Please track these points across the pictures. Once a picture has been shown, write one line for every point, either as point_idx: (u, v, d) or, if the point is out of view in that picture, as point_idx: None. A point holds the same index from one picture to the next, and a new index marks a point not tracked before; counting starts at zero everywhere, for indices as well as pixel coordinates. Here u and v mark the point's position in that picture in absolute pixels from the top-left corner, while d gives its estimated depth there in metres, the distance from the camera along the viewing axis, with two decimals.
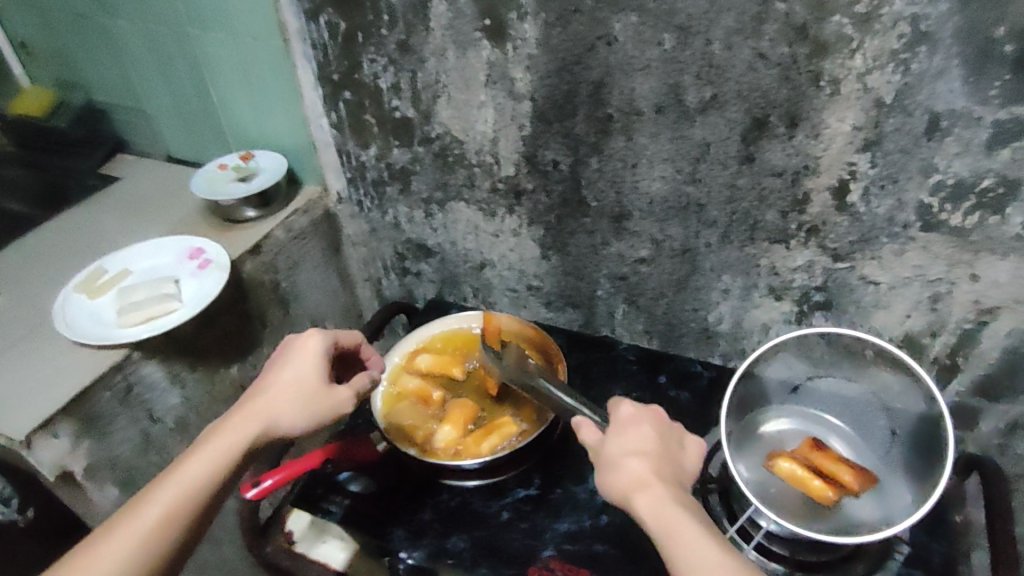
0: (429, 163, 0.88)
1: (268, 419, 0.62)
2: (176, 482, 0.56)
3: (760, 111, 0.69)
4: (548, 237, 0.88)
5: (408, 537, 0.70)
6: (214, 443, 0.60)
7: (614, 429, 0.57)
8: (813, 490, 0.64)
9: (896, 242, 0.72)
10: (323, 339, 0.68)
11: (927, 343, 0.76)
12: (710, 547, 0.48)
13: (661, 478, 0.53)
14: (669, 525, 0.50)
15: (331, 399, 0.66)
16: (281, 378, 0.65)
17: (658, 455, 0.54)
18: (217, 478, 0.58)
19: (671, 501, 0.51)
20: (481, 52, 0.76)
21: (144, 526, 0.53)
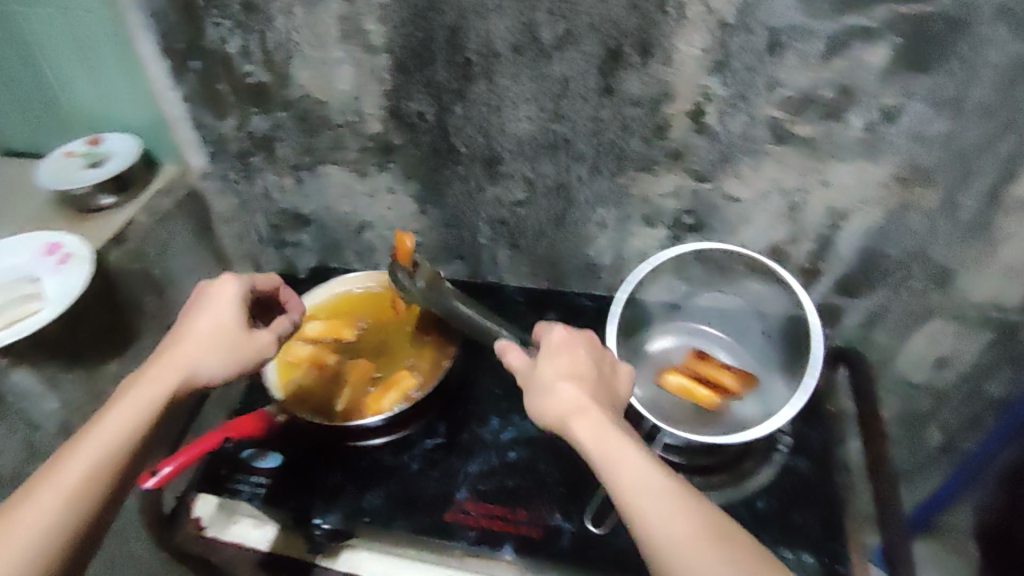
0: (292, 127, 0.85)
1: (188, 368, 0.58)
2: (95, 440, 0.52)
3: (614, 42, 0.69)
4: (424, 189, 0.89)
5: (325, 502, 0.67)
6: (131, 398, 0.55)
7: (545, 359, 0.55)
8: (697, 395, 0.71)
9: (754, 158, 0.74)
10: (240, 284, 0.64)
11: (791, 251, 0.81)
12: (654, 479, 0.46)
13: (598, 403, 0.51)
14: (611, 453, 0.47)
15: (254, 343, 0.62)
16: (196, 326, 0.61)
17: (591, 380, 0.53)
18: (141, 431, 0.54)
19: (608, 427, 0.49)
20: (331, 7, 0.72)
21: (66, 486, 0.49)
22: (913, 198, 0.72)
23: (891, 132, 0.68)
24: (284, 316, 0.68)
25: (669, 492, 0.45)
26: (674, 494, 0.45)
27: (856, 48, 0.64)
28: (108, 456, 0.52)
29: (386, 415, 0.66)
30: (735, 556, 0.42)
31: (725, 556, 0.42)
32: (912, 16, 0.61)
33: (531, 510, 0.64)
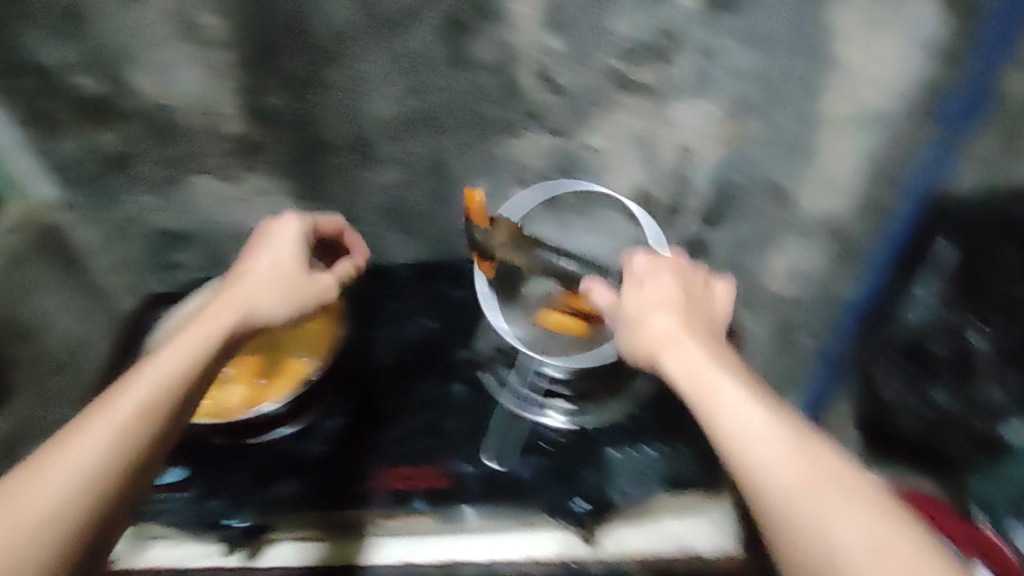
0: (145, 139, 0.81)
1: (247, 305, 0.56)
2: (155, 369, 0.49)
3: (453, 12, 0.72)
4: (303, 186, 0.87)
5: (230, 502, 0.66)
6: (192, 332, 0.53)
7: (646, 291, 0.58)
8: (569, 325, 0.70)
9: (604, 109, 0.80)
10: (299, 226, 0.64)
11: (654, 191, 0.88)
12: (738, 386, 0.48)
13: (686, 327, 0.54)
14: (700, 363, 0.50)
15: (314, 285, 0.61)
16: (261, 267, 0.60)
17: (681, 308, 0.56)
18: (200, 364, 0.51)
19: (695, 344, 0.52)
20: (156, 4, 0.70)
21: (121, 417, 0.45)
22: (744, 130, 0.80)
23: (717, 69, 0.75)
24: (347, 260, 0.68)
25: (759, 395, 0.47)
26: (763, 398, 0.47)
27: None
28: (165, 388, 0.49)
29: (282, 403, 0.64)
30: (819, 452, 0.43)
31: (810, 452, 0.43)
32: None
33: (438, 465, 0.68)
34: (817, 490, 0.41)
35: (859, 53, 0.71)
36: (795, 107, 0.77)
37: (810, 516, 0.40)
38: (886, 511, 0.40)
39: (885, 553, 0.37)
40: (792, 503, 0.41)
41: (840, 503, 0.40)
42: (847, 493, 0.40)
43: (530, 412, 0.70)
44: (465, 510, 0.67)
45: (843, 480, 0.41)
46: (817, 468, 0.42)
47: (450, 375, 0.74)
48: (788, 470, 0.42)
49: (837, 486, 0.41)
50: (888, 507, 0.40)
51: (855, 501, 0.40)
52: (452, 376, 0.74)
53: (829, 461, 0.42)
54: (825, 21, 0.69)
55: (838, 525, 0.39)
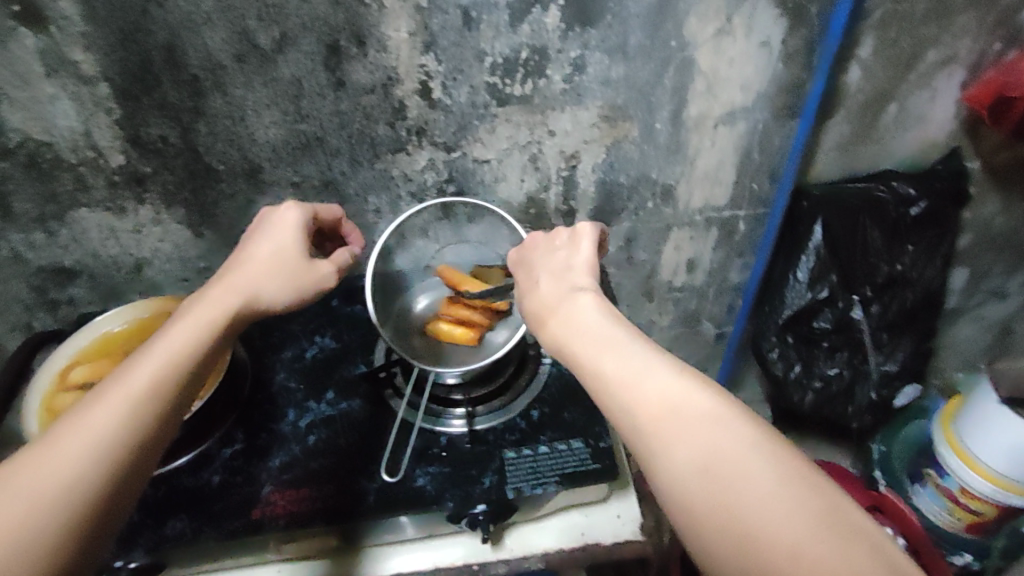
0: (23, 177, 0.79)
1: (247, 291, 0.58)
2: (163, 350, 0.50)
3: (330, 39, 0.75)
4: (193, 214, 0.86)
5: (120, 545, 0.64)
6: (196, 315, 0.54)
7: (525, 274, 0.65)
8: (456, 338, 0.72)
9: (486, 121, 0.84)
10: (300, 213, 0.66)
11: (545, 198, 0.92)
12: (605, 339, 0.53)
13: (565, 290, 0.60)
14: (571, 328, 0.56)
15: (315, 273, 0.63)
16: (260, 254, 0.62)
17: (553, 276, 0.62)
18: (206, 344, 0.52)
19: (572, 303, 0.58)
20: (26, 42, 0.70)
21: (133, 393, 0.47)
22: (621, 135, 0.86)
23: (586, 80, 0.81)
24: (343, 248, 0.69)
25: (620, 343, 0.53)
26: (627, 345, 0.52)
27: (533, 12, 0.75)
28: (172, 367, 0.50)
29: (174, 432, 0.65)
30: (671, 382, 0.48)
31: (657, 385, 0.48)
32: None
33: (336, 484, 0.67)
34: (665, 420, 0.46)
35: (711, 59, 0.80)
36: (660, 110, 0.84)
37: (657, 446, 0.45)
38: (717, 424, 0.44)
39: (714, 463, 0.42)
40: (646, 438, 0.46)
41: (684, 426, 0.45)
42: (688, 416, 0.45)
43: (431, 421, 0.72)
44: (398, 519, 0.67)
45: (686, 403, 0.46)
46: (662, 399, 0.47)
47: (349, 391, 0.75)
48: (637, 406, 0.47)
49: (675, 411, 0.46)
50: (720, 418, 0.44)
51: (690, 421, 0.45)
52: (349, 394, 0.75)
53: (675, 389, 0.47)
54: (681, 33, 0.77)
55: (677, 448, 0.44)
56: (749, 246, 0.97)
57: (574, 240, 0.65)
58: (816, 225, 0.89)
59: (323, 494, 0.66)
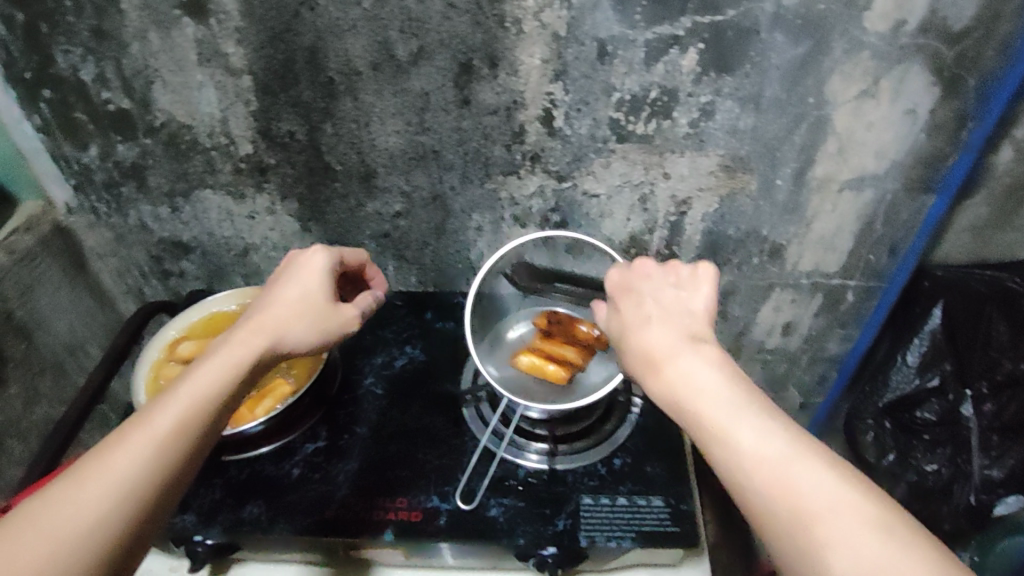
0: (161, 154, 0.84)
1: (275, 333, 0.58)
2: (188, 392, 0.50)
3: (464, 57, 0.76)
4: (304, 209, 0.89)
5: (200, 519, 0.66)
6: (224, 356, 0.53)
7: (631, 305, 0.60)
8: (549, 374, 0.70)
9: (602, 156, 0.83)
10: (328, 255, 0.65)
11: (648, 240, 0.90)
12: (741, 417, 0.48)
13: (685, 338, 0.55)
14: (694, 386, 0.51)
15: (339, 318, 0.62)
16: (287, 294, 0.61)
17: (666, 319, 0.57)
18: (231, 387, 0.52)
19: (693, 356, 0.53)
20: (186, 31, 0.74)
21: (155, 438, 0.47)
22: (738, 186, 0.83)
23: (713, 127, 0.78)
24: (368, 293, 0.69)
25: (766, 424, 0.47)
26: (772, 427, 0.47)
27: (671, 53, 0.74)
28: (201, 408, 0.50)
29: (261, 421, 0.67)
30: (833, 479, 0.44)
31: (818, 480, 0.44)
32: (707, 25, 0.71)
33: (410, 498, 0.67)
34: (825, 521, 0.42)
35: (850, 121, 0.76)
36: (785, 166, 0.80)
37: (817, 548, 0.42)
38: (888, 534, 0.41)
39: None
40: (802, 537, 0.42)
41: (851, 531, 0.41)
42: (856, 519, 0.42)
43: (511, 451, 0.71)
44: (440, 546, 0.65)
45: (852, 506, 0.42)
46: (827, 500, 0.43)
47: (433, 408, 0.75)
48: (788, 497, 0.43)
49: (836, 512, 0.42)
50: (881, 523, 0.42)
51: (862, 526, 0.41)
52: (432, 409, 0.76)
53: (837, 487, 0.43)
54: (821, 90, 0.74)
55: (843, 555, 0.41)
56: (854, 320, 0.93)
57: (691, 277, 0.61)
58: (935, 307, 0.85)
59: (396, 506, 0.67)
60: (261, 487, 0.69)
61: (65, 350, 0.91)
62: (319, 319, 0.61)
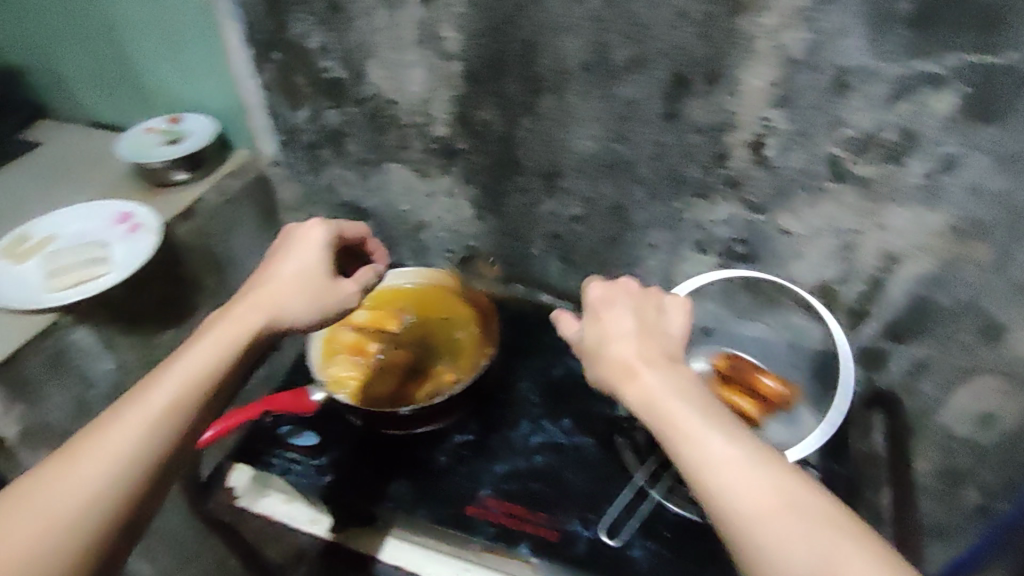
0: (362, 124, 0.88)
1: (274, 310, 0.58)
2: (181, 372, 0.51)
3: (683, 70, 0.71)
4: (483, 197, 0.90)
5: (351, 485, 0.70)
6: (225, 333, 0.55)
7: (606, 315, 0.55)
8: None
9: (811, 194, 0.75)
10: (328, 229, 0.65)
11: (840, 291, 0.82)
12: (705, 422, 0.46)
13: (658, 354, 0.51)
14: (667, 397, 0.47)
15: (341, 292, 0.62)
16: (288, 271, 0.61)
17: (644, 339, 0.52)
18: (232, 359, 0.53)
19: (668, 369, 0.50)
20: (411, 11, 0.76)
21: (153, 412, 0.48)
22: (965, 254, 0.71)
23: (952, 184, 0.68)
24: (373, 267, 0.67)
25: (725, 426, 0.45)
26: (725, 431, 0.45)
27: (923, 92, 0.64)
28: (194, 383, 0.51)
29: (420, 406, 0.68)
30: (786, 475, 0.43)
31: (777, 478, 0.42)
32: (976, 67, 0.61)
33: (550, 516, 0.66)
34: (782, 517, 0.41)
35: None
36: None
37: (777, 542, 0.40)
38: (838, 529, 0.40)
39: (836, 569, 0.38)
40: (761, 542, 0.40)
41: (808, 527, 0.40)
42: (806, 516, 0.41)
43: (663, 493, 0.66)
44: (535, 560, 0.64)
45: (809, 503, 0.41)
46: (782, 494, 0.42)
47: (583, 427, 0.75)
48: (756, 502, 0.41)
49: (798, 511, 0.41)
50: (839, 528, 0.40)
51: (818, 528, 0.40)
52: (583, 428, 0.75)
53: (790, 483, 0.42)
54: None
55: (797, 551, 0.39)
56: None
57: (670, 304, 0.57)
58: None
59: (534, 521, 0.66)
60: (411, 467, 0.71)
61: None
62: (312, 291, 0.61)
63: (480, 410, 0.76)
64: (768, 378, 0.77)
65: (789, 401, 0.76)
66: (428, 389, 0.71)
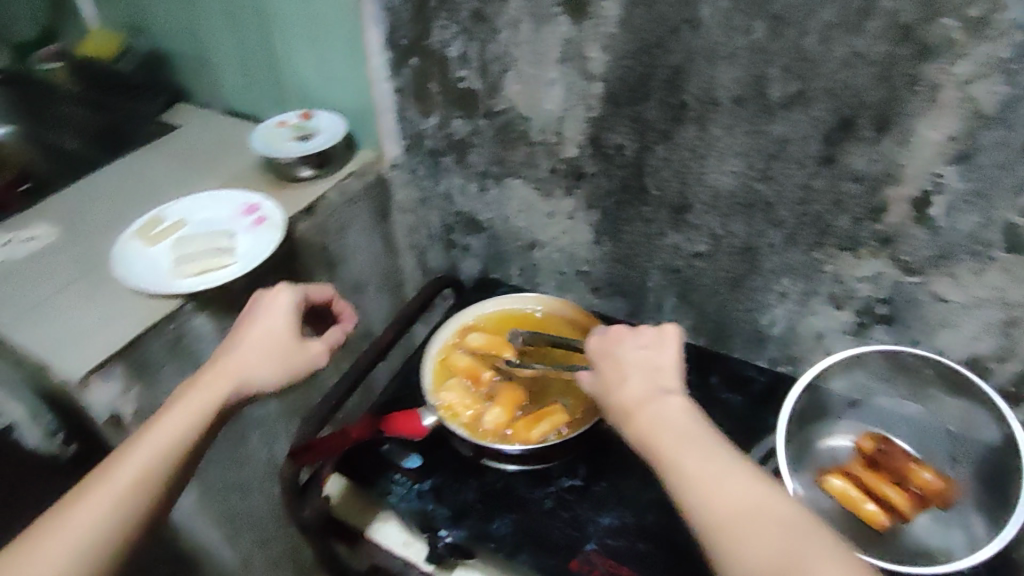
0: (489, 136, 0.87)
1: (241, 374, 0.64)
2: (155, 439, 0.57)
3: (850, 111, 0.65)
4: (604, 222, 0.87)
5: (451, 515, 0.75)
6: (188, 401, 0.60)
7: (613, 366, 0.59)
8: (865, 513, 0.66)
9: (977, 261, 0.68)
10: (294, 296, 0.72)
11: (993, 368, 0.74)
12: (684, 441, 0.50)
13: (656, 387, 0.56)
14: (660, 429, 0.52)
15: (302, 353, 0.68)
16: (251, 337, 0.67)
17: (643, 371, 0.57)
18: (204, 422, 0.60)
19: (663, 406, 0.54)
20: (558, 28, 0.73)
21: (129, 475, 0.55)
22: None
23: None
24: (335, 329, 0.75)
25: (700, 444, 0.50)
26: (694, 448, 0.50)
27: None
28: (168, 450, 0.57)
29: (535, 446, 0.73)
30: (750, 482, 0.47)
31: (742, 488, 0.47)
32: None
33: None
34: (739, 521, 0.45)
35: None
36: None
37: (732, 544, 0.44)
38: (792, 532, 0.44)
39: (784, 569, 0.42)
40: (729, 542, 0.44)
41: (763, 530, 0.44)
42: (767, 522, 0.45)
43: None
44: None
45: (766, 507, 0.45)
46: (741, 497, 0.46)
47: None
48: (721, 503, 0.46)
49: (758, 517, 0.45)
50: (800, 530, 0.44)
51: (778, 530, 0.44)
52: None
53: (752, 488, 0.47)
54: None
55: (759, 554, 0.43)
56: None
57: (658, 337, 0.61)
58: None
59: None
60: (517, 507, 0.75)
61: (353, 286, 1.01)
62: (282, 355, 0.67)
63: (589, 456, 0.80)
64: (924, 473, 0.69)
65: (948, 500, 0.67)
66: (540, 428, 0.75)
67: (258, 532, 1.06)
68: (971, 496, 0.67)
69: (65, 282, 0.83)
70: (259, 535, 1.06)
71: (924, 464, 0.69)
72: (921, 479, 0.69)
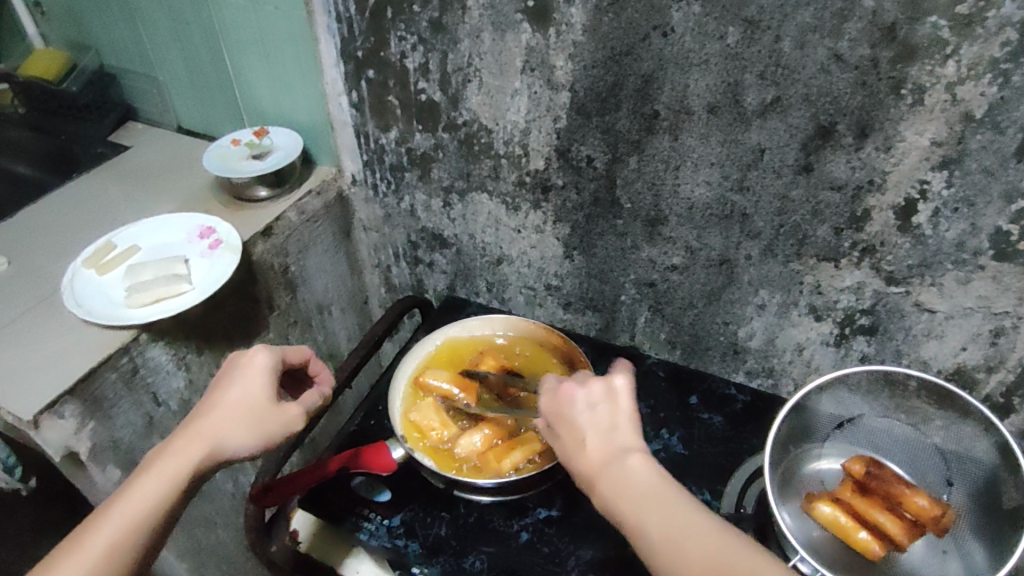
0: (453, 150, 0.83)
1: (209, 442, 0.54)
2: (114, 518, 0.48)
3: (827, 119, 0.61)
4: (574, 236, 0.83)
5: (424, 552, 0.70)
6: (155, 469, 0.51)
7: (565, 427, 0.52)
8: (857, 542, 0.63)
9: (962, 269, 0.65)
10: (271, 353, 0.61)
11: (981, 378, 0.72)
12: (654, 514, 0.46)
13: (609, 449, 0.50)
14: (622, 502, 0.47)
15: (283, 416, 0.58)
16: (224, 399, 0.57)
17: (594, 430, 0.51)
18: (168, 501, 0.50)
19: (624, 470, 0.48)
20: (521, 36, 0.69)
21: (81, 569, 0.46)
22: None
23: None
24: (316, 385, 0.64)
25: (674, 511, 0.46)
26: (661, 520, 0.45)
27: None
28: (128, 532, 0.48)
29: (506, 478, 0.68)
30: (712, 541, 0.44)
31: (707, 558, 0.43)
32: None
33: None
34: None
35: None
36: None
37: None
38: None
39: None
40: None
41: None
42: None
43: None
44: None
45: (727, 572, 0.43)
46: (710, 558, 0.43)
47: None
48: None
49: None
50: None
51: None
52: None
53: (720, 540, 0.44)
54: None
55: None
56: None
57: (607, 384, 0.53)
58: None
59: None
60: (494, 544, 0.71)
61: (317, 306, 1.01)
62: (257, 416, 0.57)
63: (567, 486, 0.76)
64: (919, 497, 0.64)
65: (945, 525, 0.63)
66: (516, 454, 0.70)
67: (226, 564, 1.01)
68: (966, 517, 0.64)
69: (10, 315, 0.77)
70: (226, 568, 1.01)
71: (918, 486, 0.64)
72: (920, 507, 0.63)
